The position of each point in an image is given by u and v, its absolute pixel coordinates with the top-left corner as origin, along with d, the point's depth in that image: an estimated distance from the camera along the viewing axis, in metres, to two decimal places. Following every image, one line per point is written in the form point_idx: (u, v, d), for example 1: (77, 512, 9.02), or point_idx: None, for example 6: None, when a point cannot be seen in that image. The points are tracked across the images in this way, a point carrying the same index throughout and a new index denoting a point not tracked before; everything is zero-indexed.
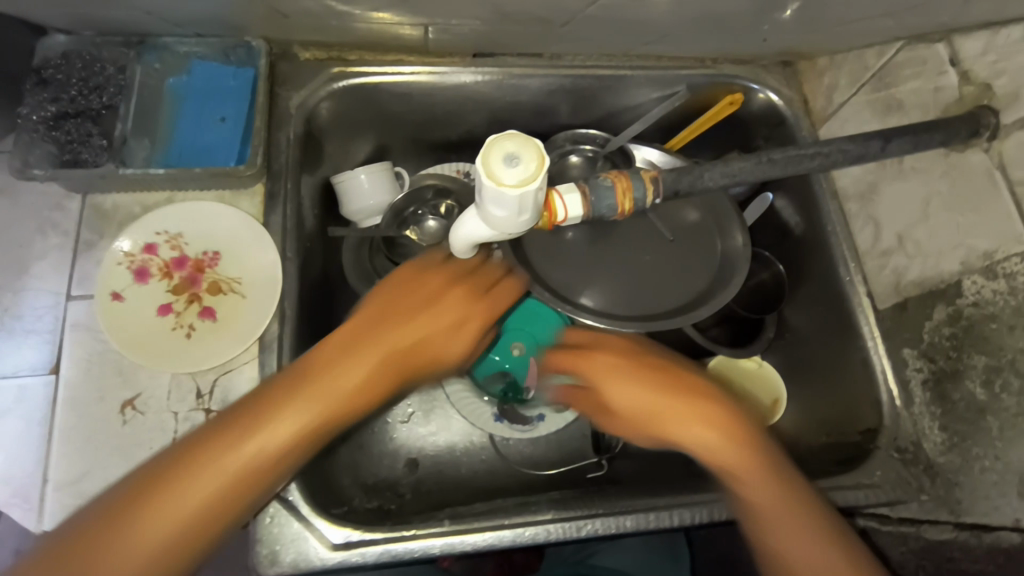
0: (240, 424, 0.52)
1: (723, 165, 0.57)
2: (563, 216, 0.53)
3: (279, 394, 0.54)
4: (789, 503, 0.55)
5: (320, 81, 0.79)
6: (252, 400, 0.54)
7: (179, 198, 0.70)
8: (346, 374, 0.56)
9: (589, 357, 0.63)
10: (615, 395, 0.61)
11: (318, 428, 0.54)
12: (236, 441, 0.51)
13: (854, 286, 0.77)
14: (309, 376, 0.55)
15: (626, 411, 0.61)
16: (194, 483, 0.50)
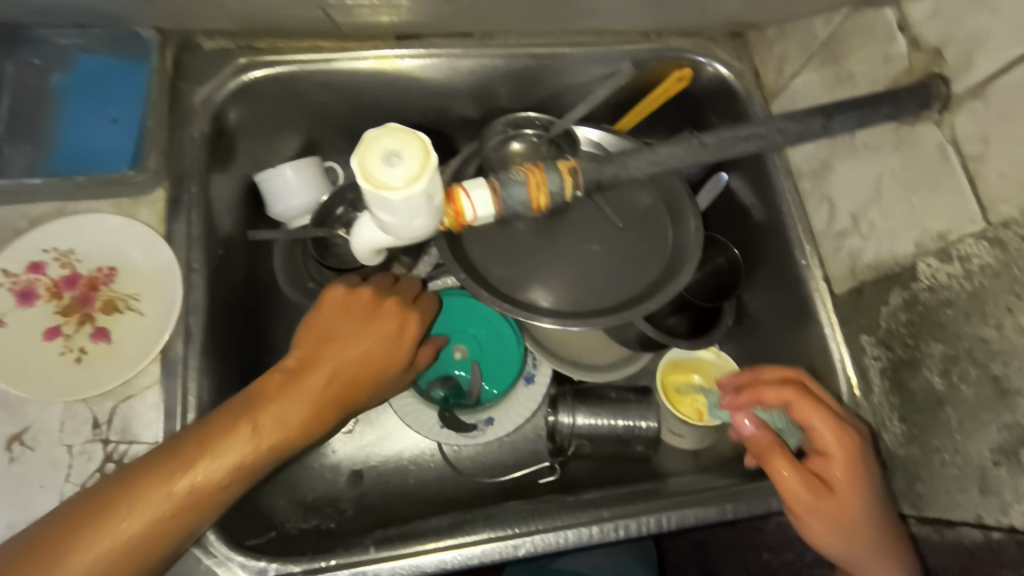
0: (103, 519, 0.49)
1: (649, 152, 0.52)
2: (473, 216, 0.48)
3: (102, 519, 0.49)
4: None
5: (227, 73, 0.72)
6: (75, 522, 0.48)
7: (71, 209, 0.63)
8: (181, 495, 0.50)
9: (844, 453, 0.58)
10: (857, 502, 0.58)
11: (142, 557, 0.49)
12: (123, 513, 0.49)
13: (811, 269, 0.72)
14: (137, 500, 0.49)
15: (845, 514, 0.58)
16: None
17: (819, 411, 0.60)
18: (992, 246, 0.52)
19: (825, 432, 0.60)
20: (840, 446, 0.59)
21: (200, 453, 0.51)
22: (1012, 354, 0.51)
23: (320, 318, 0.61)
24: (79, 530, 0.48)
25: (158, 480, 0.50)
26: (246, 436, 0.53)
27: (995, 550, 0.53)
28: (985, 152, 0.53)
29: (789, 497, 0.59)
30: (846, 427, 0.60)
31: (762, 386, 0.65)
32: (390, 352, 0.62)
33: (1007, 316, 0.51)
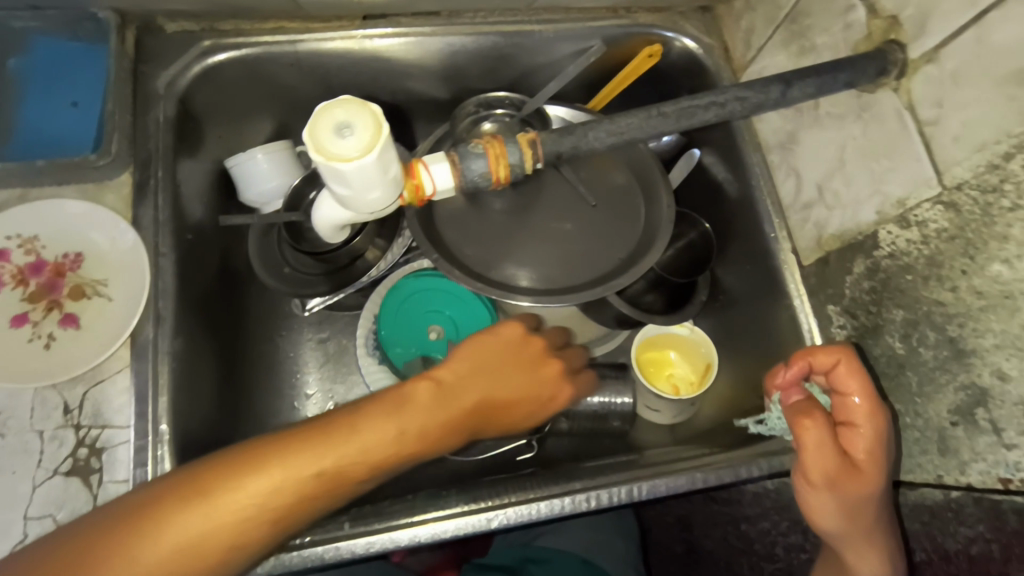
0: (254, 467, 0.48)
1: (608, 123, 0.52)
2: (433, 190, 0.49)
3: (252, 469, 0.48)
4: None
5: (190, 56, 0.71)
6: (231, 462, 0.48)
7: (34, 195, 0.64)
8: (325, 464, 0.49)
9: (873, 434, 0.55)
10: (876, 483, 0.55)
11: (267, 521, 0.48)
12: (289, 469, 0.48)
13: (779, 243, 0.73)
14: (290, 459, 0.49)
15: (860, 492, 0.55)
16: (128, 563, 0.44)
17: (860, 380, 0.57)
18: (947, 210, 0.53)
19: (861, 404, 0.56)
20: (872, 422, 0.56)
21: (357, 434, 0.51)
22: (967, 315, 0.52)
23: (482, 343, 0.61)
24: (227, 474, 0.47)
25: (311, 445, 0.49)
26: (397, 432, 0.52)
27: (955, 508, 0.54)
28: (939, 118, 0.54)
29: (809, 465, 0.56)
30: (882, 404, 0.56)
31: (807, 349, 0.61)
32: (530, 395, 0.62)
33: (962, 279, 0.52)
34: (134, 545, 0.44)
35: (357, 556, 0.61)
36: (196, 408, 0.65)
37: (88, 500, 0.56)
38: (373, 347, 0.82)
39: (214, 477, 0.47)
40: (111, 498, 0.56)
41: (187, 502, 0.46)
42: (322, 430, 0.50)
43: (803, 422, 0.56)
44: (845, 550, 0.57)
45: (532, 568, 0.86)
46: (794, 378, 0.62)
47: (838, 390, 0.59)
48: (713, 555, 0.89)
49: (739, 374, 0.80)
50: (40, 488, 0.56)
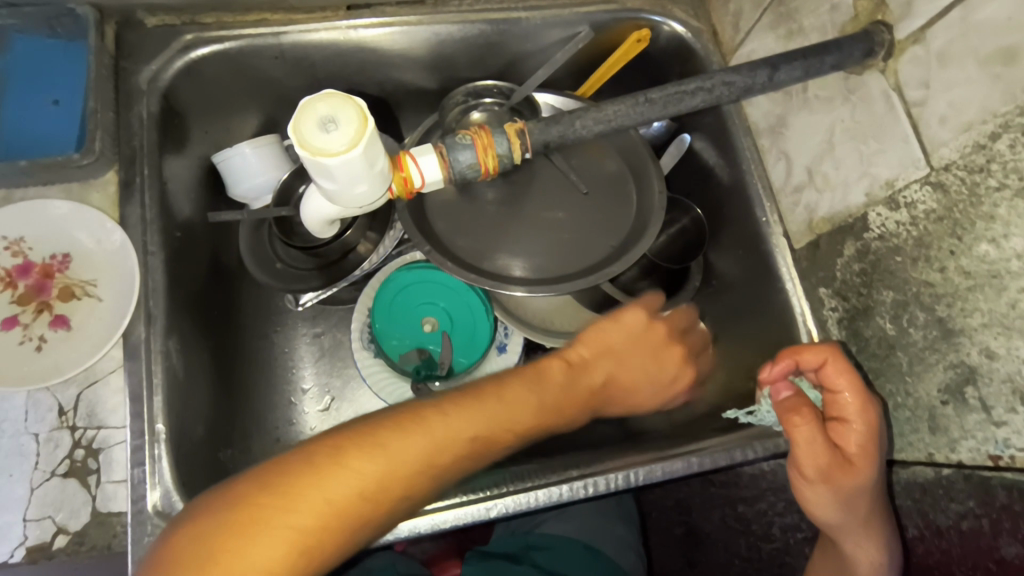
0: (432, 420, 0.54)
1: (595, 110, 0.52)
2: (422, 183, 0.49)
3: (432, 421, 0.54)
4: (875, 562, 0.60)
5: (172, 51, 0.71)
6: (410, 414, 0.54)
7: (19, 196, 0.63)
8: (483, 427, 0.56)
9: (870, 432, 0.56)
10: (869, 476, 0.56)
11: (436, 472, 0.53)
12: (459, 426, 0.55)
13: (771, 226, 0.73)
14: (466, 415, 0.56)
15: (853, 485, 0.56)
16: (322, 487, 0.48)
17: (848, 378, 0.57)
18: (935, 191, 0.53)
19: (851, 401, 0.57)
20: (862, 418, 0.56)
21: (508, 402, 0.59)
22: (955, 295, 0.52)
23: (604, 331, 0.69)
24: (406, 428, 0.53)
25: (471, 408, 0.56)
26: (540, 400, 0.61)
27: (946, 484, 0.55)
28: (926, 98, 0.54)
29: (803, 463, 0.57)
30: (871, 400, 0.57)
31: (796, 346, 0.60)
32: (653, 376, 0.71)
33: (950, 259, 0.52)
34: (322, 479, 0.48)
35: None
36: (192, 404, 0.65)
37: (87, 500, 0.56)
38: (366, 340, 0.82)
39: (396, 427, 0.52)
40: (110, 498, 0.56)
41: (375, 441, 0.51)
42: (485, 397, 0.58)
43: (793, 419, 0.57)
44: (844, 538, 0.60)
45: (534, 554, 0.87)
46: (782, 374, 0.61)
47: (827, 387, 0.59)
48: (712, 537, 0.91)
49: (733, 358, 0.81)
50: (37, 490, 0.56)
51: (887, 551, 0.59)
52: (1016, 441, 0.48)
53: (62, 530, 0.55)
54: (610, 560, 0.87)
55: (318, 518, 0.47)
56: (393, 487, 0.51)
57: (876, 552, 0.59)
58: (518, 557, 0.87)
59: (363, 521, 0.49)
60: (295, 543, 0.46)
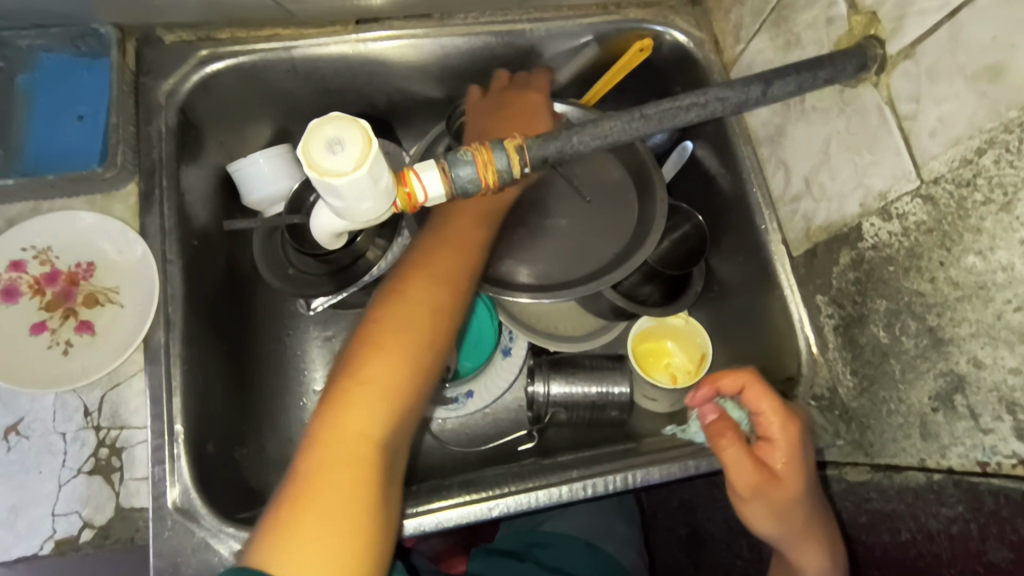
0: (419, 263, 0.62)
1: (592, 126, 0.53)
2: (425, 198, 0.50)
3: (424, 266, 0.62)
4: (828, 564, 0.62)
5: (189, 66, 0.73)
6: (405, 272, 0.62)
7: (46, 207, 0.67)
8: (454, 245, 0.64)
9: (791, 439, 0.60)
10: (799, 488, 0.59)
11: (452, 291, 0.61)
12: (439, 254, 0.63)
13: (770, 234, 0.75)
14: (448, 245, 0.64)
15: (787, 495, 0.59)
16: (383, 345, 0.57)
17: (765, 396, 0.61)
18: (925, 203, 0.54)
19: (773, 419, 0.61)
20: (785, 433, 0.60)
21: (448, 225, 0.65)
22: (944, 305, 0.53)
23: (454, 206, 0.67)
24: (413, 275, 0.61)
25: (445, 238, 0.64)
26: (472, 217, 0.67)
27: (936, 490, 0.56)
28: (917, 112, 0.55)
29: (737, 483, 0.59)
30: (792, 416, 0.61)
31: (718, 372, 0.63)
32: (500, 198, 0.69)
33: (940, 269, 0.53)
34: (378, 344, 0.57)
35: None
36: (210, 404, 0.68)
37: (112, 496, 0.59)
38: None
39: (400, 282, 0.61)
40: (132, 494, 0.60)
41: (392, 300, 0.59)
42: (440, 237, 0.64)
43: (720, 442, 0.60)
44: (793, 552, 0.62)
45: (536, 552, 0.89)
46: (706, 400, 0.64)
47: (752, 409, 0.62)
48: (715, 538, 0.92)
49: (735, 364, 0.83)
50: (65, 486, 0.59)
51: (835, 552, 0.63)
52: (1003, 448, 0.49)
53: (88, 524, 0.58)
54: (611, 559, 0.89)
55: (398, 364, 0.56)
56: (430, 317, 0.59)
57: (823, 558, 0.62)
58: (523, 555, 0.90)
59: (425, 355, 0.58)
60: (390, 390, 0.55)
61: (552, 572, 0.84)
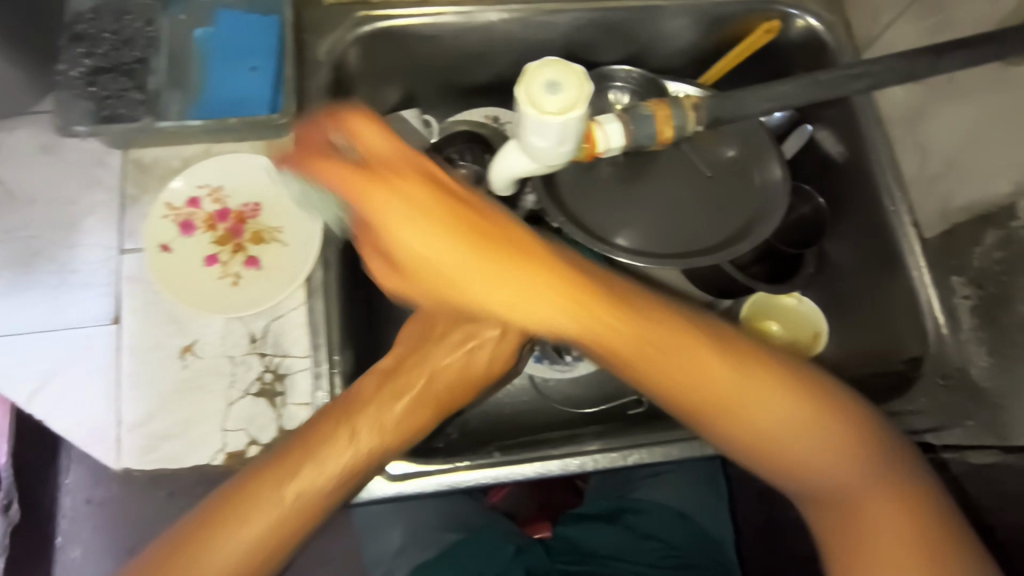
0: (280, 473, 0.51)
1: (765, 89, 0.55)
2: (605, 146, 0.52)
3: (379, 392, 0.57)
4: (872, 452, 0.53)
5: (346, 27, 0.77)
6: (265, 466, 0.52)
7: (217, 150, 0.71)
8: (343, 460, 0.53)
9: (517, 237, 0.53)
10: (591, 271, 0.53)
11: (300, 525, 0.51)
12: (316, 465, 0.52)
13: (900, 216, 0.76)
14: (413, 370, 0.58)
15: (597, 316, 0.53)
16: (205, 557, 0.49)
17: (378, 188, 0.53)
18: None
19: (407, 180, 0.54)
20: (448, 201, 0.54)
21: (370, 409, 0.55)
22: None
23: (389, 202, 0.54)
24: (257, 488, 0.51)
25: (347, 436, 0.54)
26: (388, 410, 0.56)
27: None
28: None
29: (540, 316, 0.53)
30: (389, 185, 0.54)
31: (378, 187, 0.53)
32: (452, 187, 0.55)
33: None
34: (210, 545, 0.49)
35: (505, 481, 0.66)
36: (357, 344, 0.72)
37: (274, 418, 0.64)
38: None
39: (255, 490, 0.51)
40: (293, 418, 0.64)
41: (241, 498, 0.50)
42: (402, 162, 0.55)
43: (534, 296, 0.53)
44: (770, 427, 0.53)
45: (628, 518, 0.93)
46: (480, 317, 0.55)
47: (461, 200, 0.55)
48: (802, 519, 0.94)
49: (847, 345, 0.84)
50: (234, 405, 0.64)
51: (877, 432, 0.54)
52: None
53: (254, 441, 0.63)
54: (700, 527, 0.93)
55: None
56: (271, 544, 0.50)
57: (865, 475, 0.53)
58: (613, 517, 0.94)
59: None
60: None
61: (644, 539, 0.89)
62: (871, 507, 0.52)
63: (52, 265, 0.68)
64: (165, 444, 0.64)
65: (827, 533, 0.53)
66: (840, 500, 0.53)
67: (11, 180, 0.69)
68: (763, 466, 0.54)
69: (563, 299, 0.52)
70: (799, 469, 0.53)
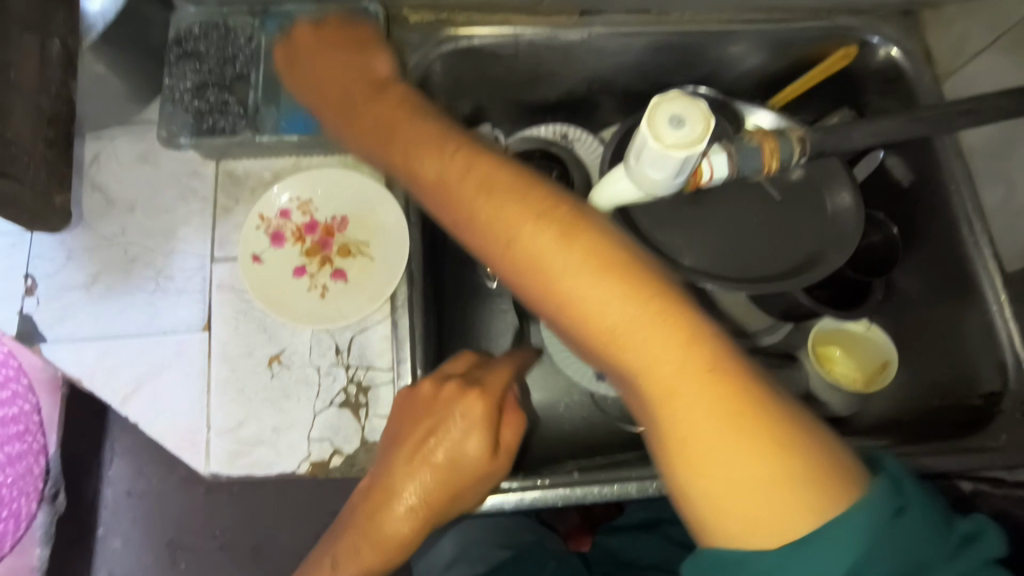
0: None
1: (871, 124, 0.56)
2: (710, 176, 0.53)
3: (370, 523, 0.59)
4: (713, 407, 0.42)
5: (431, 45, 0.79)
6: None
7: (305, 163, 0.74)
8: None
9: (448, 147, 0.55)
10: (472, 155, 0.53)
11: None
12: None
13: (979, 247, 0.76)
14: (385, 495, 0.58)
15: (457, 193, 0.52)
16: None
17: (410, 125, 0.58)
18: None
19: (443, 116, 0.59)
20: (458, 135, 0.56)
21: (351, 529, 0.60)
22: None
23: (393, 117, 0.59)
24: None
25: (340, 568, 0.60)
26: (368, 524, 0.59)
27: None
28: None
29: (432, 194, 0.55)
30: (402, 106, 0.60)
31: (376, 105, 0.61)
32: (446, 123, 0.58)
33: None
34: None
35: (587, 501, 0.67)
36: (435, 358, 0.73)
37: (359, 430, 0.65)
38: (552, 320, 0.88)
39: None
40: (377, 430, 0.65)
41: None
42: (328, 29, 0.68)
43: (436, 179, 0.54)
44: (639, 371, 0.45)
45: (667, 528, 0.90)
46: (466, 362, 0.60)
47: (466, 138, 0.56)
48: None
49: (917, 375, 0.83)
50: (320, 415, 0.66)
51: (716, 392, 0.42)
52: None
53: (338, 451, 0.65)
54: None
55: None
56: None
57: (728, 436, 0.41)
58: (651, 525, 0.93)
59: None
60: None
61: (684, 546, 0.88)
62: (755, 479, 0.41)
63: (147, 271, 0.70)
64: (252, 450, 0.65)
65: (686, 492, 0.43)
66: (697, 476, 0.42)
67: (110, 186, 0.72)
68: (663, 438, 0.44)
69: (432, 187, 0.54)
70: (690, 429, 0.42)
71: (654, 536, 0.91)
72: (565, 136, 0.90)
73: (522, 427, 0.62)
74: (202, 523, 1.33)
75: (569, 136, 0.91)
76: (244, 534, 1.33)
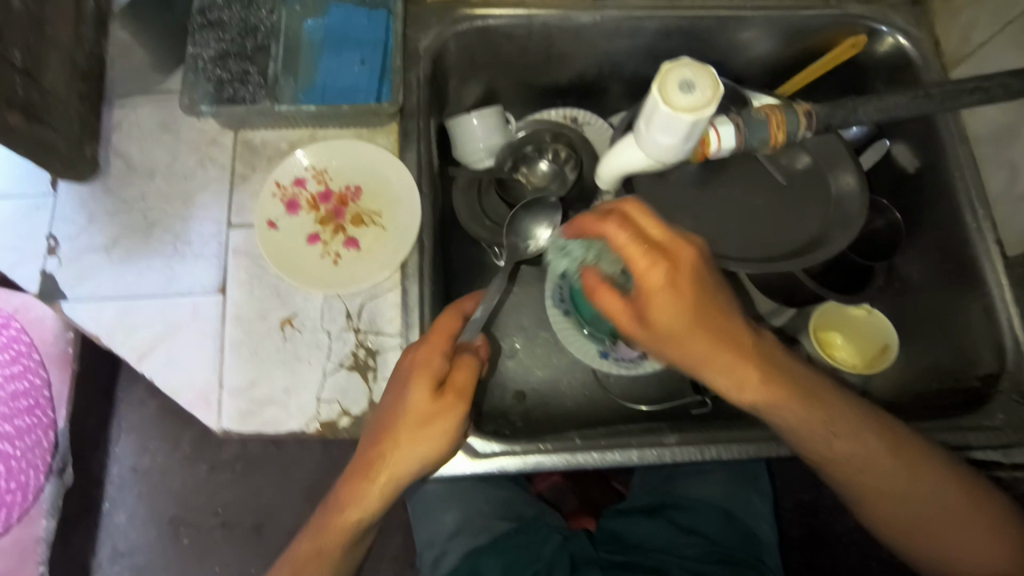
0: (317, 545, 0.66)
1: (877, 98, 0.57)
2: (718, 147, 0.54)
3: (363, 483, 0.62)
4: (894, 455, 0.61)
5: (446, 23, 0.81)
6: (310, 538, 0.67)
7: (321, 135, 0.75)
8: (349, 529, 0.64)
9: (688, 259, 0.56)
10: (692, 301, 0.56)
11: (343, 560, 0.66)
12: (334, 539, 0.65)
13: (981, 233, 0.77)
14: (377, 455, 0.61)
15: (647, 334, 0.58)
16: None
17: (632, 241, 0.56)
18: None
19: (644, 225, 0.57)
20: (679, 252, 0.56)
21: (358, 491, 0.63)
22: None
23: (630, 253, 0.56)
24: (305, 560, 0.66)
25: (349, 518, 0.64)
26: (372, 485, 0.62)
27: None
28: None
29: (625, 318, 0.59)
30: (621, 220, 0.57)
31: (583, 221, 0.59)
32: (673, 250, 0.57)
33: None
34: None
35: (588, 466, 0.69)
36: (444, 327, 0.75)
37: (366, 392, 0.67)
38: (558, 298, 0.91)
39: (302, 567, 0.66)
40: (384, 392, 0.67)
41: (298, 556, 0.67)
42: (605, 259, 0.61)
43: (597, 291, 0.60)
44: (846, 455, 0.61)
45: (671, 512, 0.94)
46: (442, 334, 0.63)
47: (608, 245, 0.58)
48: None
49: (915, 359, 0.85)
50: (329, 376, 0.67)
51: (886, 444, 0.61)
52: None
53: (346, 413, 0.66)
54: (746, 526, 0.93)
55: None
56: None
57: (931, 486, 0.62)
58: (656, 511, 0.95)
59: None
60: None
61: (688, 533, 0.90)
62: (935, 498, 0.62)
63: (166, 236, 0.72)
64: (263, 410, 0.67)
65: (900, 528, 0.64)
66: (914, 518, 0.63)
67: (131, 153, 0.74)
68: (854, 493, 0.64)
69: (691, 357, 0.58)
70: (904, 508, 0.63)
71: (660, 523, 0.92)
72: (575, 120, 0.92)
73: (478, 366, 0.64)
74: (207, 500, 1.35)
75: (579, 120, 0.93)
76: (246, 511, 1.35)
